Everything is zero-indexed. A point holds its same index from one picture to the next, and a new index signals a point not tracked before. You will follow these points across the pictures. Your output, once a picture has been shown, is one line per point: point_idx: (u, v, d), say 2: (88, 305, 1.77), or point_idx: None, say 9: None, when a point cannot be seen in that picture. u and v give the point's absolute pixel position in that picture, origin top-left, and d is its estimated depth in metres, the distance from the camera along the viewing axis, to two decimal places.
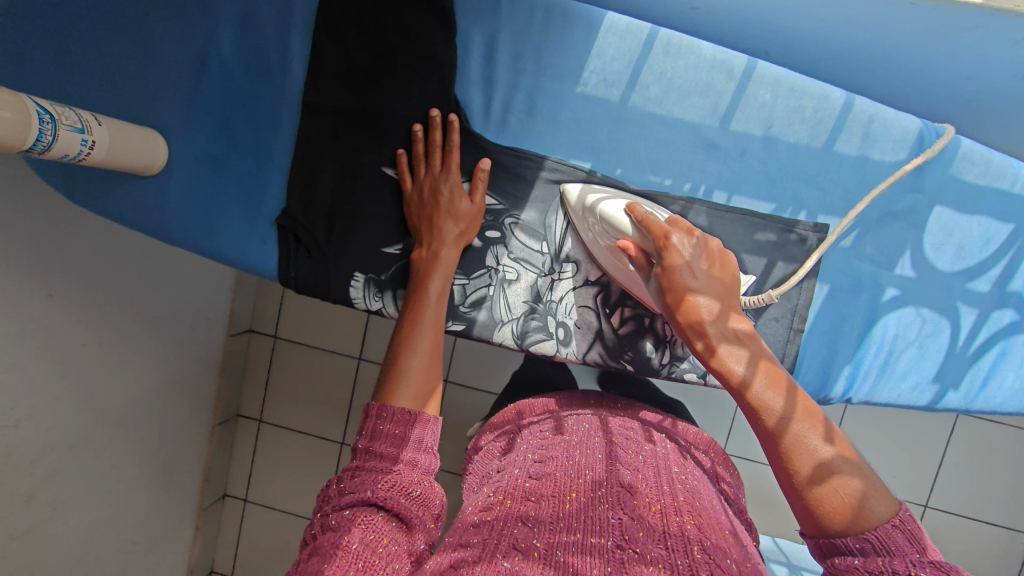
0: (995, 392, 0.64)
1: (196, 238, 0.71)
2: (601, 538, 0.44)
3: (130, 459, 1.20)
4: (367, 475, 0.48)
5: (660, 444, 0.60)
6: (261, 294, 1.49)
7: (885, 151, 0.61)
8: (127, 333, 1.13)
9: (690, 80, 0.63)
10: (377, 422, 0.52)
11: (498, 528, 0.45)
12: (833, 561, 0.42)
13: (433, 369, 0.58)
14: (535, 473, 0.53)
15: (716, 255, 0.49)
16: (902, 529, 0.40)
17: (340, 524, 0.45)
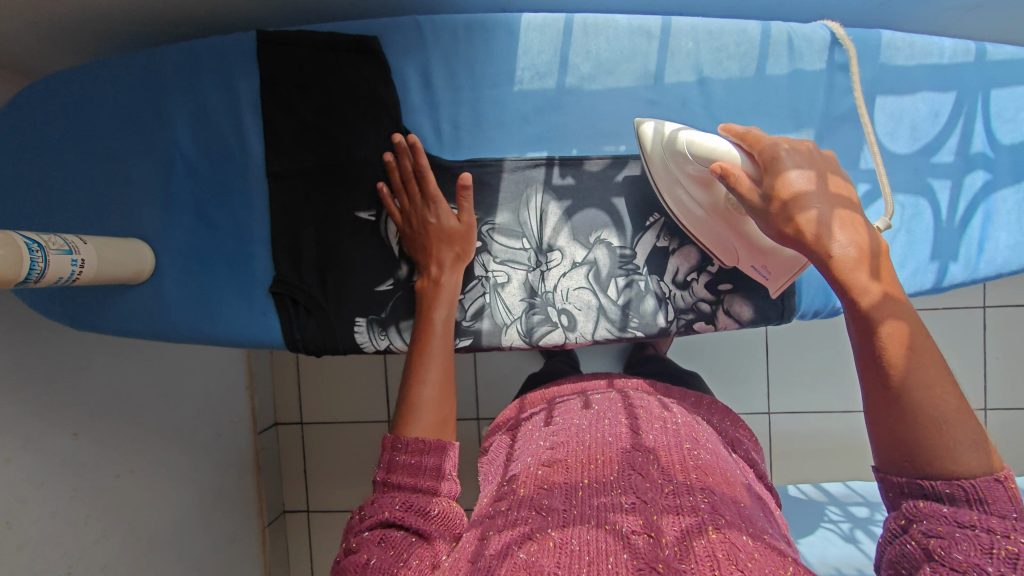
0: (993, 253, 0.65)
1: (201, 328, 0.73)
2: (614, 524, 0.44)
3: None
4: (385, 499, 0.51)
5: (670, 416, 0.59)
6: (276, 384, 1.49)
7: (814, 61, 0.64)
8: (156, 454, 1.13)
9: (615, 52, 0.67)
10: (392, 453, 0.53)
11: (513, 520, 0.47)
12: (917, 500, 0.43)
13: (445, 397, 0.59)
14: (547, 460, 0.53)
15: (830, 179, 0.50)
16: (1003, 485, 0.42)
17: (361, 545, 0.47)
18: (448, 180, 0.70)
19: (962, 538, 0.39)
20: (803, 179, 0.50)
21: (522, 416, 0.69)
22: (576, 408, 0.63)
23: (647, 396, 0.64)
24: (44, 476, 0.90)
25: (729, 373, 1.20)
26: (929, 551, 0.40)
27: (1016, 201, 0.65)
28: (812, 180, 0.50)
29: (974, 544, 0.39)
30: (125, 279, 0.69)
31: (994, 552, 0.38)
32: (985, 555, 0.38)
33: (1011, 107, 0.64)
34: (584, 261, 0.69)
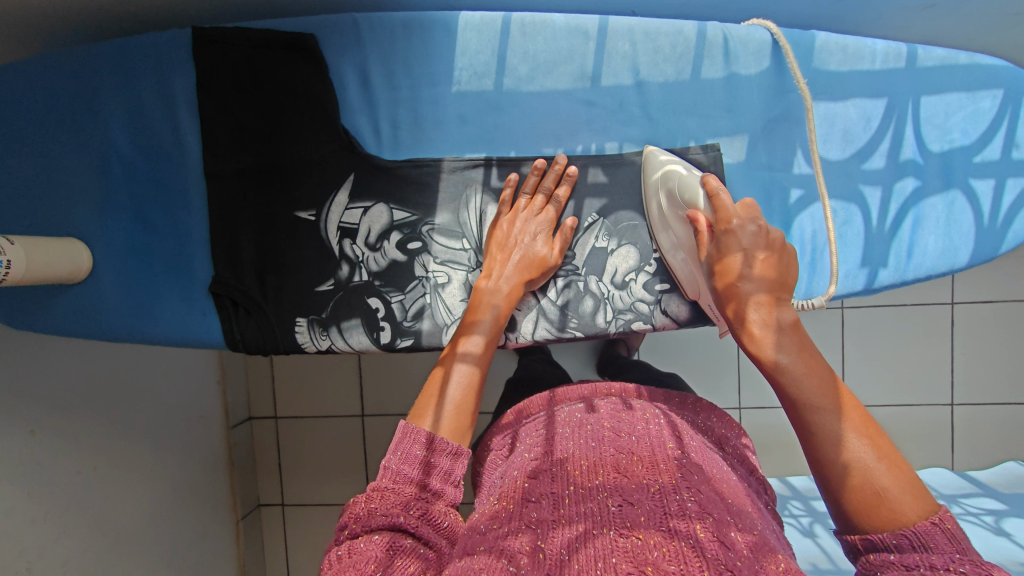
0: (922, 258, 0.65)
1: (145, 329, 0.73)
2: (603, 529, 0.44)
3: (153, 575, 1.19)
4: (398, 497, 0.47)
5: (655, 417, 0.58)
6: (249, 379, 1.49)
7: (749, 64, 0.64)
8: (120, 451, 1.13)
9: (552, 52, 0.66)
10: (413, 447, 0.50)
11: (502, 533, 0.45)
12: (869, 558, 0.40)
13: (468, 406, 0.55)
14: (533, 469, 0.52)
15: (776, 246, 0.51)
16: (941, 529, 0.39)
17: (369, 549, 0.43)
18: (387, 180, 0.70)
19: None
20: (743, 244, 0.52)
21: (508, 426, 0.67)
22: (558, 416, 0.62)
23: (632, 399, 0.64)
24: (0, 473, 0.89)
25: (697, 369, 1.19)
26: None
27: (943, 207, 0.65)
28: (755, 245, 0.51)
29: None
30: (61, 279, 0.69)
31: None
32: None
33: (941, 112, 0.64)
34: None
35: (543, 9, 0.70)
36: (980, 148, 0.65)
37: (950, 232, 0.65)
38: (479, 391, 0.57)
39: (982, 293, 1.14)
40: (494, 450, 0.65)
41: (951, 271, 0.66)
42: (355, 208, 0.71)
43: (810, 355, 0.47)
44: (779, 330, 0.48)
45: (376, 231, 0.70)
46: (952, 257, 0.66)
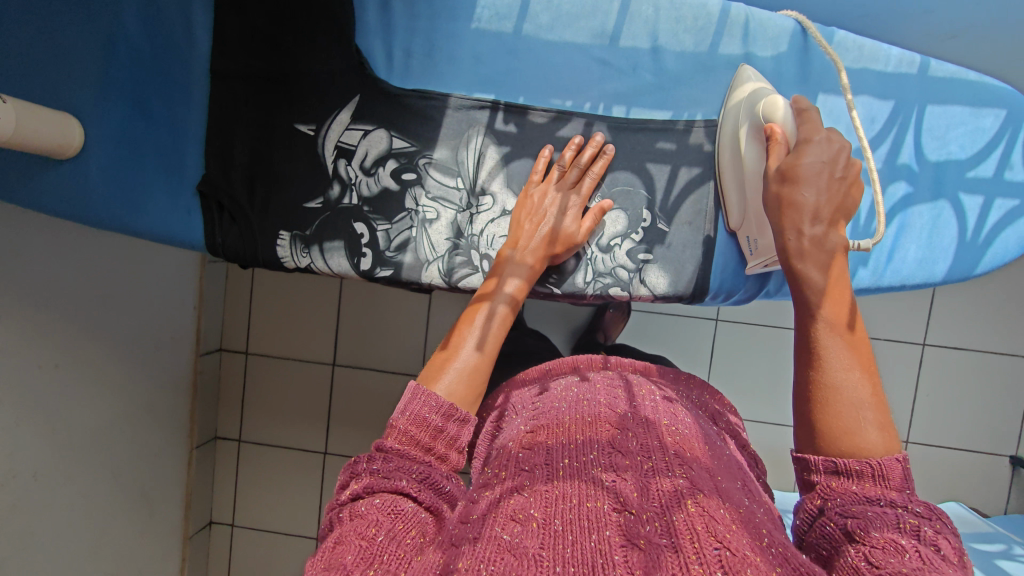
0: (901, 264, 0.67)
1: (126, 220, 0.72)
2: (596, 502, 0.40)
3: (99, 484, 1.20)
4: (403, 461, 0.45)
5: (650, 394, 0.56)
6: (226, 311, 1.57)
7: (766, 48, 0.66)
8: (84, 354, 1.12)
9: (576, 6, 0.67)
10: (421, 408, 0.48)
11: (494, 501, 0.42)
12: (828, 482, 0.42)
13: (480, 373, 0.53)
14: (527, 441, 0.49)
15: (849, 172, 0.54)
16: (902, 465, 0.41)
17: (369, 511, 0.41)
18: (391, 107, 0.70)
19: (870, 512, 0.38)
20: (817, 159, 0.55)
21: (508, 398, 0.64)
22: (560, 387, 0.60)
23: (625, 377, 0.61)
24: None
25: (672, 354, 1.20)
26: (847, 529, 0.38)
27: (929, 217, 0.67)
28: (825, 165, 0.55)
29: (885, 520, 0.37)
30: (49, 151, 0.67)
31: (900, 526, 0.37)
32: (894, 531, 0.36)
33: (943, 125, 0.67)
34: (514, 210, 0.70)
35: None
36: (973, 164, 0.67)
37: (932, 242, 0.67)
38: (494, 353, 0.54)
39: (956, 337, 1.17)
40: (493, 418, 0.61)
41: (927, 281, 0.68)
42: (355, 130, 0.70)
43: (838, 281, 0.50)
44: (822, 247, 0.51)
45: (372, 156, 0.70)
46: (931, 268, 0.68)
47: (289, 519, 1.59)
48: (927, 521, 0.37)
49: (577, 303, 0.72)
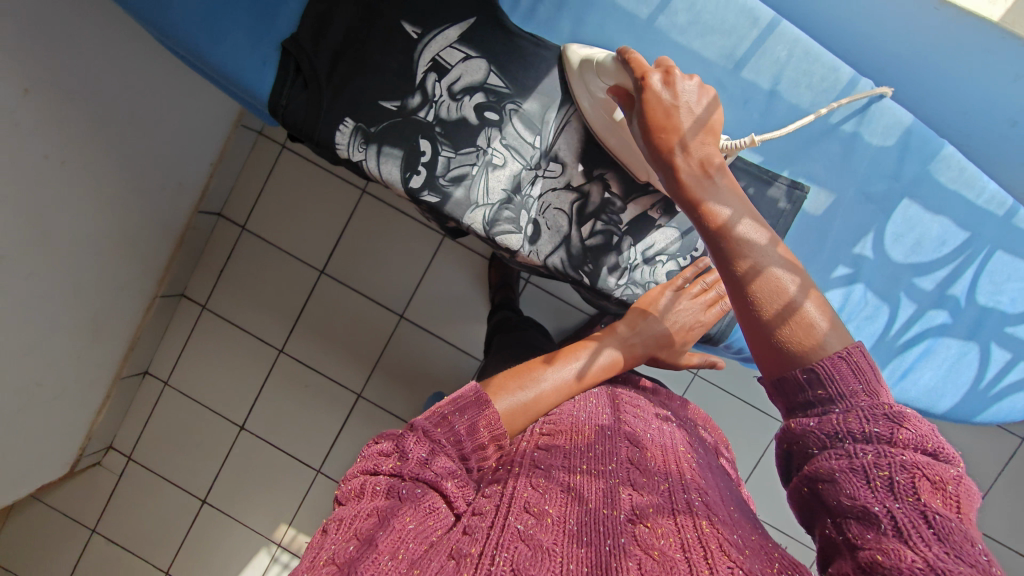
0: (915, 377, 0.88)
1: (198, 46, 0.69)
2: (613, 511, 0.56)
3: (26, 289, 1.26)
4: (440, 456, 0.58)
5: (660, 422, 0.73)
6: (237, 186, 1.81)
7: (875, 134, 0.84)
8: (53, 164, 1.18)
9: (716, 19, 0.77)
10: (482, 418, 0.62)
11: (517, 488, 0.57)
12: (795, 428, 0.53)
13: (528, 408, 0.67)
14: (545, 443, 0.64)
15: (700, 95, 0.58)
16: (846, 359, 0.52)
17: (410, 495, 0.54)
18: (501, 42, 0.70)
19: (844, 477, 0.48)
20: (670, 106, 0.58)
21: None
22: (605, 394, 0.76)
23: (627, 395, 0.78)
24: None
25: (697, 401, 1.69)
26: (819, 494, 0.50)
27: (957, 350, 0.89)
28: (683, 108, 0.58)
29: (854, 479, 0.48)
30: None
31: (873, 481, 0.47)
32: (864, 489, 0.47)
33: (1004, 276, 0.88)
34: (578, 189, 0.73)
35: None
36: (1014, 322, 0.88)
37: (948, 372, 0.89)
38: (545, 405, 0.68)
39: None
40: None
41: (933, 404, 0.89)
42: (458, 51, 0.69)
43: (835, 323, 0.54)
44: None
45: (464, 82, 0.69)
46: (940, 394, 0.88)
47: (216, 398, 1.88)
48: (892, 462, 0.47)
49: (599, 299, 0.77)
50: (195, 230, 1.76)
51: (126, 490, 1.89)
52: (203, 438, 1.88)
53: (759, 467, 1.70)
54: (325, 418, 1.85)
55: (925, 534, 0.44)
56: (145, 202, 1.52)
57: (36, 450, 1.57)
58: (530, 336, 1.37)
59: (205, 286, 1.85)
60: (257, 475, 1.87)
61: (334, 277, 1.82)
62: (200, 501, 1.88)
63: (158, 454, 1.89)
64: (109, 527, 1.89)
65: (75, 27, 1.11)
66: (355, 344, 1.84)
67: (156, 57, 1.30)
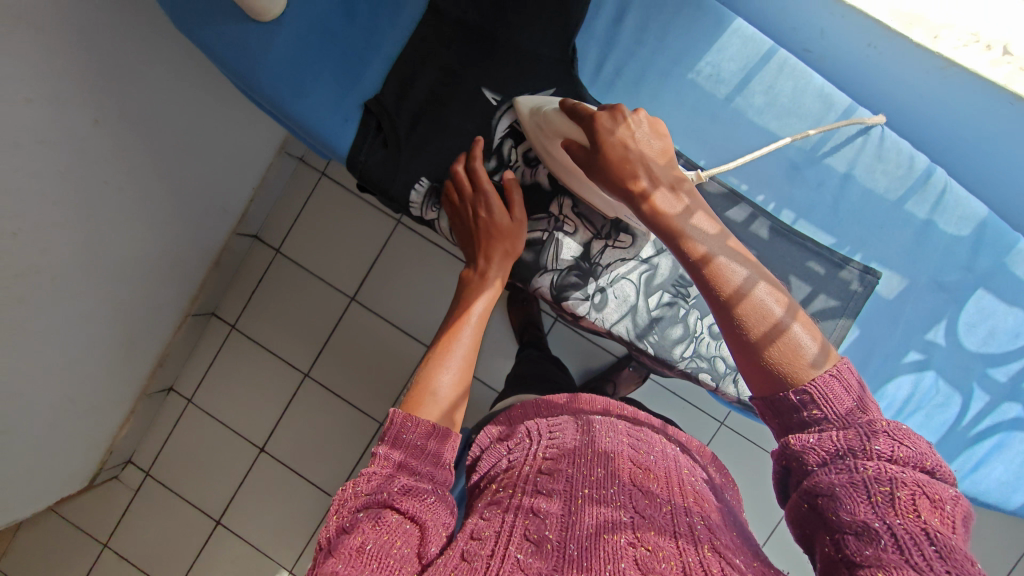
0: (987, 471, 0.98)
1: (282, 100, 0.77)
2: (615, 536, 0.64)
3: (72, 309, 1.28)
4: (382, 481, 0.65)
5: (655, 450, 0.82)
6: (274, 210, 1.84)
7: (951, 223, 0.97)
8: (109, 192, 1.21)
9: (792, 99, 0.94)
10: (402, 432, 0.71)
11: (520, 516, 0.68)
12: (789, 443, 0.59)
13: (458, 390, 0.77)
14: (546, 471, 0.75)
15: (641, 121, 0.71)
16: (836, 376, 0.59)
17: (362, 524, 0.60)
18: None
19: (844, 491, 0.53)
20: (630, 135, 0.70)
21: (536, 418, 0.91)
22: (600, 424, 0.87)
23: (635, 429, 0.88)
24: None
25: (721, 447, 1.67)
26: (820, 510, 0.55)
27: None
28: (639, 135, 0.70)
29: (853, 494, 0.53)
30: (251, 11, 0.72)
31: (873, 496, 0.52)
32: (863, 503, 0.52)
33: None
34: (647, 260, 0.87)
35: (796, 76, 0.94)
36: None
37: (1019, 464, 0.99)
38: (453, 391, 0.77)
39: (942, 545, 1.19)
40: (520, 430, 0.88)
41: (1003, 500, 0.98)
42: None
43: (815, 336, 0.62)
44: None
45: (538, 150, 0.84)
46: (1009, 488, 0.98)
47: (238, 419, 1.88)
48: (890, 479, 0.52)
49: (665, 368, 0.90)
50: (231, 252, 1.78)
51: (140, 507, 1.88)
52: (223, 459, 1.88)
53: (779, 522, 1.66)
54: (345, 447, 1.85)
55: (927, 552, 0.48)
56: (188, 226, 1.54)
57: (62, 464, 1.58)
58: (555, 376, 1.37)
59: (235, 307, 1.87)
60: (273, 502, 1.86)
61: (363, 305, 1.84)
62: (213, 523, 1.86)
63: (176, 472, 1.89)
64: (121, 543, 1.87)
65: (146, 65, 1.15)
66: (379, 373, 1.84)
67: (214, 90, 1.34)
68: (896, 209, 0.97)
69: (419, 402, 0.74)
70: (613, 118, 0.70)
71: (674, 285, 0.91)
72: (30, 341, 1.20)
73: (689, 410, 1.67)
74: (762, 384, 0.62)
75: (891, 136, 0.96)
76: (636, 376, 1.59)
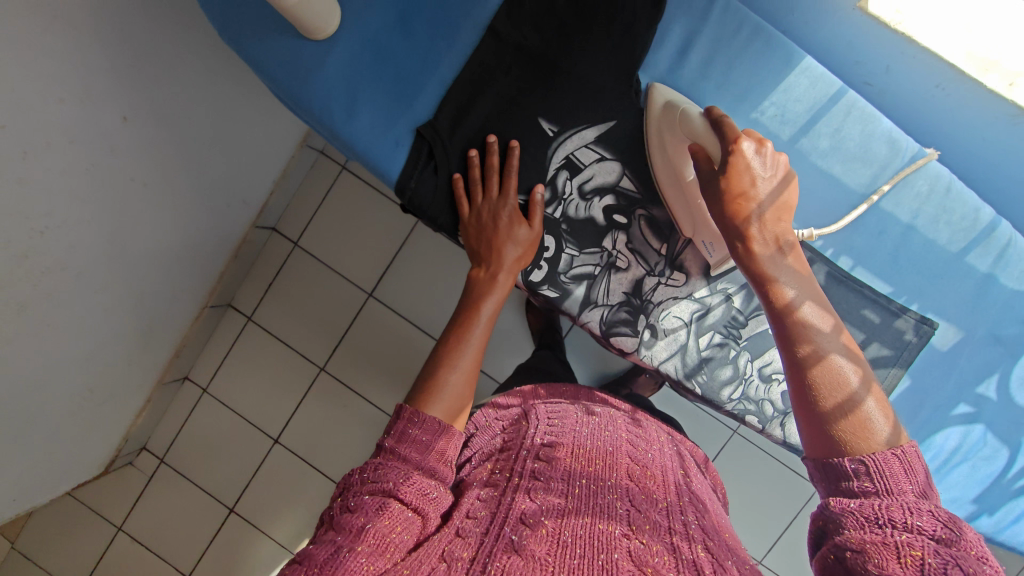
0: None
1: (333, 120, 0.82)
2: (609, 526, 0.65)
3: (96, 303, 1.27)
4: (387, 468, 0.68)
5: (654, 450, 0.83)
6: (293, 202, 1.83)
7: (1011, 278, 0.97)
8: (137, 187, 1.19)
9: (859, 145, 0.94)
10: (407, 425, 0.72)
11: (515, 501, 0.68)
12: (832, 505, 0.63)
13: (468, 384, 0.78)
14: (545, 455, 0.76)
15: (778, 163, 0.73)
16: (899, 458, 0.62)
17: (365, 506, 0.64)
18: (633, 148, 0.90)
19: (873, 548, 0.55)
20: (761, 168, 0.72)
21: (533, 407, 0.92)
22: (598, 416, 0.88)
23: (631, 424, 0.90)
24: (20, 115, 0.85)
25: (732, 459, 1.68)
26: (846, 561, 0.57)
27: None
28: (769, 173, 0.72)
29: (881, 551, 0.55)
30: (309, 31, 0.77)
31: (903, 556, 0.54)
32: (891, 559, 0.54)
33: None
34: (700, 300, 0.93)
35: (862, 117, 0.94)
36: None
37: None
38: (468, 387, 0.78)
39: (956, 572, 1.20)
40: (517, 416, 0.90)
41: None
42: (592, 151, 0.89)
43: (887, 413, 0.66)
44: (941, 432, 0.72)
45: (595, 182, 0.90)
46: None
47: (252, 409, 1.89)
48: (925, 548, 0.54)
49: (713, 409, 0.96)
50: (250, 244, 1.77)
51: (154, 491, 1.90)
52: (237, 449, 1.89)
53: (783, 536, 1.69)
54: (359, 442, 1.86)
55: None
56: (210, 219, 1.53)
57: (83, 449, 1.60)
58: (562, 378, 1.37)
59: (252, 299, 1.87)
60: (286, 493, 1.87)
61: (380, 301, 1.83)
62: (227, 510, 1.88)
63: (190, 459, 1.90)
64: (134, 526, 1.90)
65: (178, 59, 1.13)
66: (394, 370, 1.85)
67: (241, 83, 1.32)
68: (956, 261, 0.97)
69: (428, 397, 0.75)
70: (755, 147, 0.72)
71: (725, 326, 0.95)
72: (54, 336, 1.19)
73: (704, 421, 1.68)
74: (813, 429, 0.67)
75: (957, 185, 0.96)
76: (652, 383, 1.59)
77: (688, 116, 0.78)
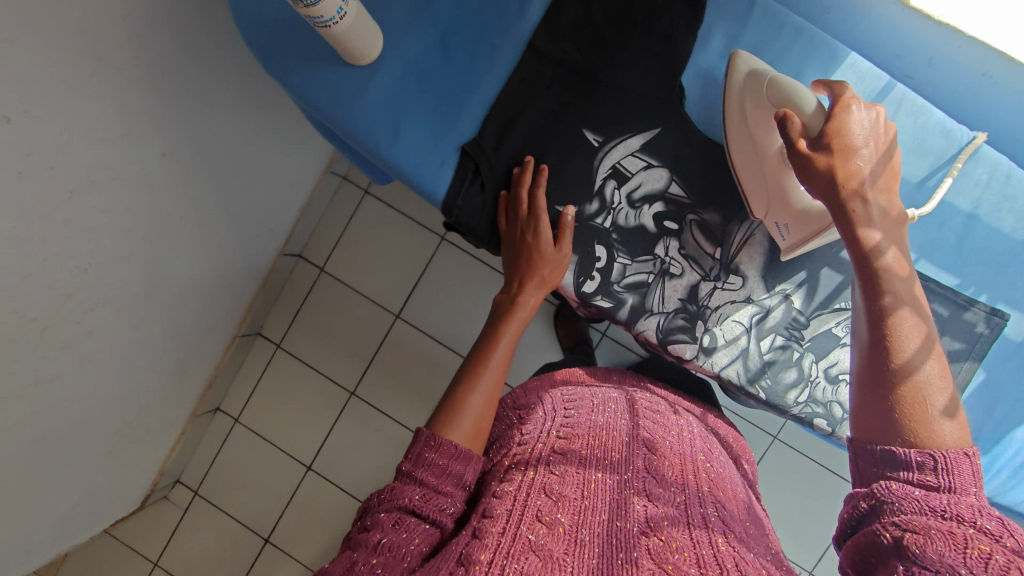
0: None
1: (378, 143, 0.84)
2: (626, 524, 0.63)
3: (134, 336, 1.28)
4: (401, 489, 0.67)
5: (674, 437, 0.81)
6: (318, 228, 1.85)
7: None
8: (174, 220, 1.21)
9: (913, 137, 0.94)
10: (424, 448, 0.70)
11: (528, 496, 0.65)
12: (889, 485, 0.62)
13: (486, 406, 0.78)
14: (558, 450, 0.72)
15: (882, 134, 0.74)
16: (968, 459, 0.62)
17: (383, 522, 0.63)
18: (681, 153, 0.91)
19: (936, 534, 0.54)
20: (870, 141, 0.73)
21: (542, 396, 0.88)
22: (611, 405, 0.85)
23: (648, 407, 0.87)
24: (67, 154, 0.87)
25: (776, 467, 1.64)
26: (902, 538, 0.56)
27: None
28: (876, 146, 0.73)
29: (946, 539, 0.54)
30: (352, 55, 0.80)
31: (971, 548, 0.53)
32: (956, 548, 0.53)
33: None
34: (758, 302, 0.92)
35: (912, 108, 0.94)
36: None
37: None
38: (492, 407, 0.78)
39: None
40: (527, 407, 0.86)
41: None
42: (638, 159, 0.90)
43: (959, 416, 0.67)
44: None
45: (643, 190, 0.90)
46: None
47: (284, 436, 1.88)
48: (993, 545, 0.53)
49: (777, 414, 0.94)
50: (278, 271, 1.79)
51: (189, 525, 1.89)
52: (271, 478, 1.88)
53: (833, 543, 1.63)
54: (392, 465, 1.83)
55: None
56: (240, 248, 1.54)
57: (121, 483, 1.60)
58: None
59: (281, 326, 1.88)
60: (321, 521, 1.84)
61: (408, 321, 1.83)
62: (263, 540, 1.86)
63: (224, 490, 1.89)
64: (170, 561, 1.88)
65: (212, 94, 1.16)
66: (425, 390, 1.83)
67: (270, 113, 1.35)
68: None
69: (448, 421, 0.74)
70: (864, 120, 0.73)
71: (786, 327, 0.94)
72: (95, 371, 1.20)
73: (744, 429, 1.65)
74: (879, 414, 0.68)
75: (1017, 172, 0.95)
76: None
77: (791, 87, 0.77)
